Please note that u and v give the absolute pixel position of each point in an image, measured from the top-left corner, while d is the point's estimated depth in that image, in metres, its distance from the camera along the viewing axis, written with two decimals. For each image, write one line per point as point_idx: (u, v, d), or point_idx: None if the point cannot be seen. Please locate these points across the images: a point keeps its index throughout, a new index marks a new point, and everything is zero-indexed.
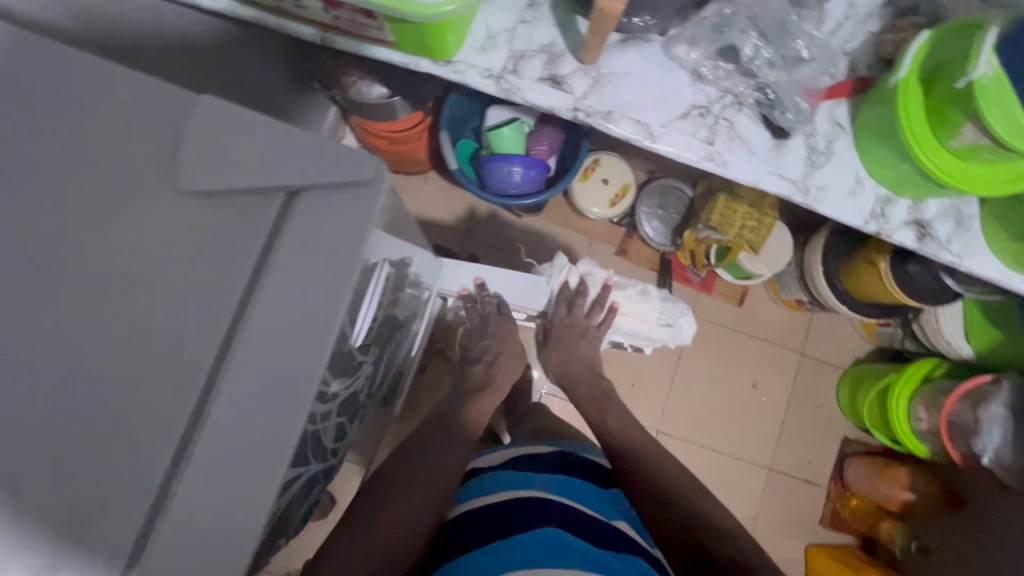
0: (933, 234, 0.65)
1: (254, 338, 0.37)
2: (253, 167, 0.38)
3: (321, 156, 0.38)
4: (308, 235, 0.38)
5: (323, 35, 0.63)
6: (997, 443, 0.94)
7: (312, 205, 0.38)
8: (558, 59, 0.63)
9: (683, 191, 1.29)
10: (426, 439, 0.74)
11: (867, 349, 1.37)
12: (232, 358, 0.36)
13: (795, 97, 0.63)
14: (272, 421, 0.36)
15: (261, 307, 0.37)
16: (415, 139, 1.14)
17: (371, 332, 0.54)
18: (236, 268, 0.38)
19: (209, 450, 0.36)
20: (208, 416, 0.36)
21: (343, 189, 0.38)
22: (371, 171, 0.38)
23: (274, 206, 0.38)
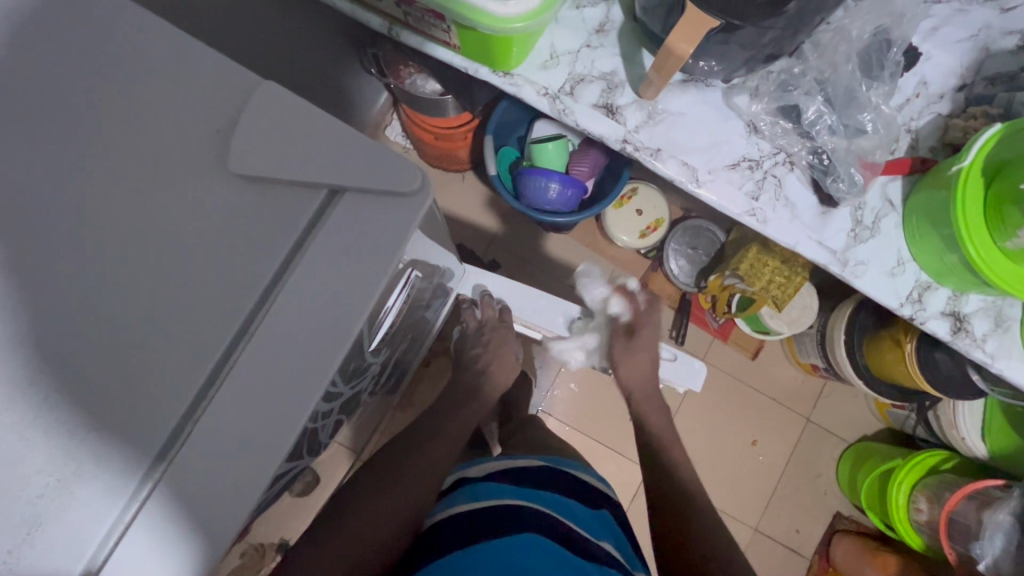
0: (969, 329, 0.63)
1: (281, 317, 0.37)
2: (305, 159, 0.39)
3: (379, 161, 0.40)
4: (352, 233, 0.39)
5: (390, 28, 0.64)
6: (997, 551, 0.90)
7: (353, 208, 0.40)
8: (616, 89, 0.63)
9: (715, 234, 1.28)
10: (419, 439, 0.74)
11: (876, 428, 1.33)
12: (253, 334, 0.37)
13: (850, 168, 0.61)
14: (281, 401, 0.37)
15: (290, 291, 0.38)
16: (459, 139, 1.14)
17: (387, 334, 0.53)
18: (271, 245, 0.38)
19: (214, 420, 0.36)
20: (217, 389, 0.36)
21: (391, 198, 0.40)
22: (417, 183, 0.40)
23: (315, 202, 0.39)
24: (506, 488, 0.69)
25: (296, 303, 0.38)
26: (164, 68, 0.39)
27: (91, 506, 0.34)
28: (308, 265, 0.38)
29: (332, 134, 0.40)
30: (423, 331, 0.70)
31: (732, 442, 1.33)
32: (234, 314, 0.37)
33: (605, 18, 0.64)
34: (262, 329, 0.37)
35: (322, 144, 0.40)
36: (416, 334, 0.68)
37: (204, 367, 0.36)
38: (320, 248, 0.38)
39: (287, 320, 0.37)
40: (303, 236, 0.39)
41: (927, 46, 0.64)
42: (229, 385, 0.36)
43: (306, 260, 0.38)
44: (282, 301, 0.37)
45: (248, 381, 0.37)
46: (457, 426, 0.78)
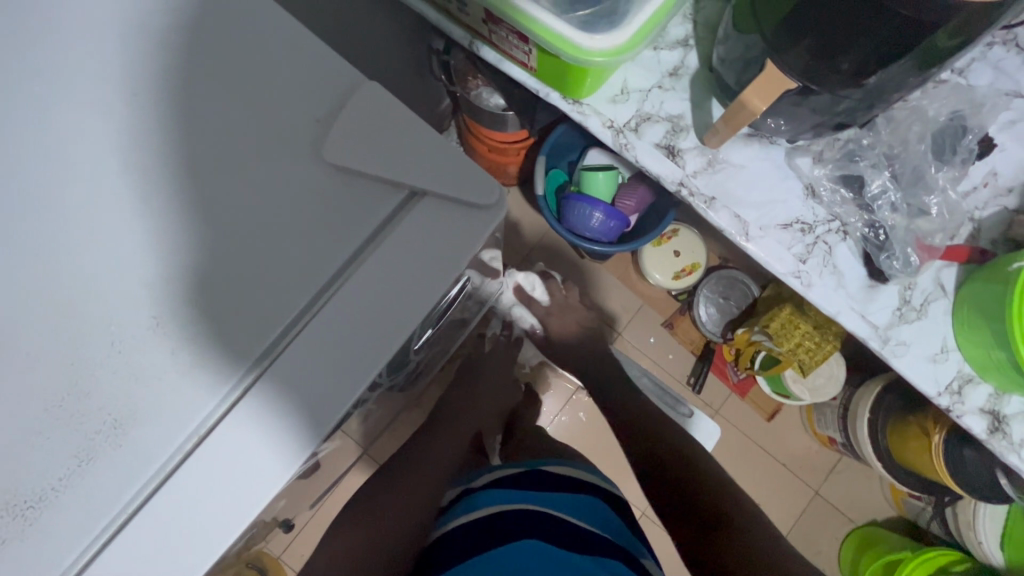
0: (1007, 432, 0.61)
1: (345, 301, 0.42)
2: (394, 157, 0.44)
3: (454, 174, 0.44)
4: (411, 234, 0.43)
5: (471, 42, 0.66)
6: None
7: (428, 210, 0.44)
8: (679, 132, 0.64)
9: (749, 288, 1.26)
10: (423, 452, 0.79)
11: (888, 515, 1.28)
12: (319, 311, 0.42)
13: (905, 247, 0.60)
14: (329, 379, 0.42)
15: (359, 276, 0.42)
16: (512, 154, 1.16)
17: (425, 341, 0.55)
18: (343, 236, 0.43)
19: (270, 381, 0.41)
20: (282, 347, 0.42)
21: (460, 206, 0.44)
22: (495, 197, 0.44)
23: (394, 199, 0.44)
24: (511, 491, 0.70)
25: (360, 286, 0.42)
26: (282, 65, 0.45)
27: (176, 409, 0.40)
28: (372, 261, 0.43)
29: (417, 138, 0.45)
30: (453, 339, 0.71)
31: None
32: (305, 286, 0.42)
33: (680, 62, 0.65)
34: (327, 303, 0.42)
35: (412, 144, 0.44)
36: (452, 336, 0.69)
37: (275, 326, 0.42)
38: (391, 240, 0.43)
39: (355, 304, 0.42)
40: (382, 223, 0.44)
41: (1003, 137, 0.63)
42: (293, 343, 0.42)
43: (380, 250, 0.43)
44: (349, 283, 0.42)
45: (311, 341, 0.42)
46: (455, 437, 0.83)
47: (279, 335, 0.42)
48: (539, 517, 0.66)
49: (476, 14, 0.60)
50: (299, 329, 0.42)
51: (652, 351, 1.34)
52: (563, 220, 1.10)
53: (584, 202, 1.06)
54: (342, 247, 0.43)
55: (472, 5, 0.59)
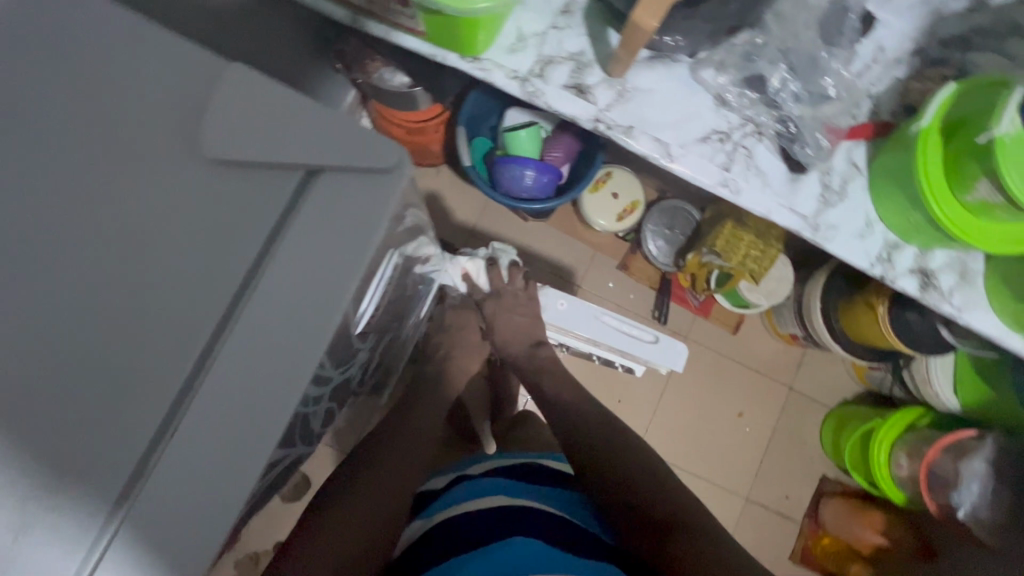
0: (937, 285, 0.65)
1: (255, 320, 0.36)
2: (282, 137, 0.38)
3: (350, 141, 0.38)
4: (321, 218, 0.37)
5: (354, 19, 0.62)
6: (974, 498, 0.97)
7: (333, 186, 0.38)
8: (584, 69, 0.63)
9: (691, 213, 1.30)
10: (396, 429, 0.75)
11: (855, 391, 1.39)
12: (226, 343, 0.35)
13: (815, 134, 0.63)
14: (263, 406, 0.36)
15: (266, 288, 0.36)
16: (431, 131, 1.14)
17: (371, 343, 0.52)
18: (233, 246, 0.36)
19: (187, 436, 0.34)
20: (186, 411, 0.34)
21: (365, 175, 0.38)
22: (393, 159, 0.38)
23: (292, 182, 0.38)
24: (503, 485, 0.70)
25: (271, 295, 0.36)
26: (112, 56, 0.37)
27: (37, 566, 0.31)
28: (281, 266, 0.36)
29: None
30: (404, 323, 0.67)
31: (721, 418, 1.38)
32: (211, 311, 0.35)
33: None
34: (242, 325, 0.35)
35: (294, 118, 0.38)
36: (403, 325, 0.67)
37: (182, 373, 0.34)
38: (299, 232, 0.37)
39: (281, 314, 0.36)
40: (286, 213, 0.37)
41: (882, 13, 0.66)
42: (212, 384, 0.35)
43: (289, 247, 0.37)
44: (265, 291, 0.36)
45: (239, 371, 0.35)
46: (429, 410, 0.80)
47: (188, 384, 0.34)
48: (531, 510, 0.64)
49: None
50: (211, 367, 0.35)
51: (613, 295, 1.38)
52: (496, 185, 1.10)
53: (514, 163, 1.06)
54: (247, 254, 0.36)
55: None
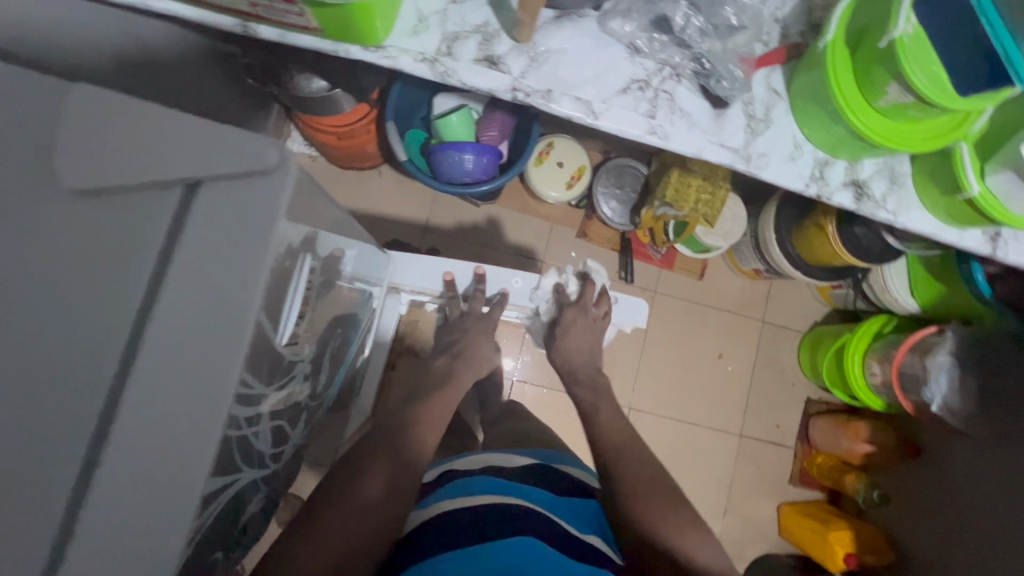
0: (870, 194, 0.67)
1: (154, 366, 0.31)
2: (147, 152, 0.32)
3: (221, 142, 0.33)
4: (207, 233, 0.32)
5: (244, 25, 0.59)
6: (944, 390, 0.99)
7: (214, 200, 0.33)
8: (492, 39, 0.62)
9: (638, 169, 1.30)
10: (406, 418, 0.69)
11: (823, 312, 1.44)
12: (124, 399, 0.30)
13: (729, 65, 0.63)
14: (177, 453, 0.31)
15: (156, 327, 0.31)
16: (363, 132, 1.13)
17: (313, 351, 0.50)
18: (124, 285, 0.32)
19: (100, 508, 0.29)
20: (91, 487, 0.30)
21: (246, 178, 0.33)
22: (274, 158, 0.33)
23: (170, 201, 0.33)
24: (501, 482, 0.66)
25: (166, 334, 0.31)
26: None
27: None
28: (172, 296, 0.32)
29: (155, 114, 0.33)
30: (352, 328, 0.65)
31: (703, 362, 1.41)
32: (106, 364, 0.31)
33: None
34: (138, 376, 0.31)
35: (156, 131, 0.32)
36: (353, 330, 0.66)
37: (83, 438, 0.30)
38: (183, 261, 0.32)
39: (175, 360, 0.31)
40: (170, 238, 0.32)
41: None
42: (115, 450, 0.30)
43: (176, 279, 0.32)
44: (152, 334, 0.31)
45: (145, 428, 0.30)
46: (435, 407, 0.73)
47: (91, 451, 0.30)
48: (535, 514, 0.61)
49: None
50: (112, 432, 0.30)
51: (578, 265, 1.38)
52: (438, 175, 1.08)
53: (450, 149, 1.04)
54: (134, 293, 0.32)
55: None
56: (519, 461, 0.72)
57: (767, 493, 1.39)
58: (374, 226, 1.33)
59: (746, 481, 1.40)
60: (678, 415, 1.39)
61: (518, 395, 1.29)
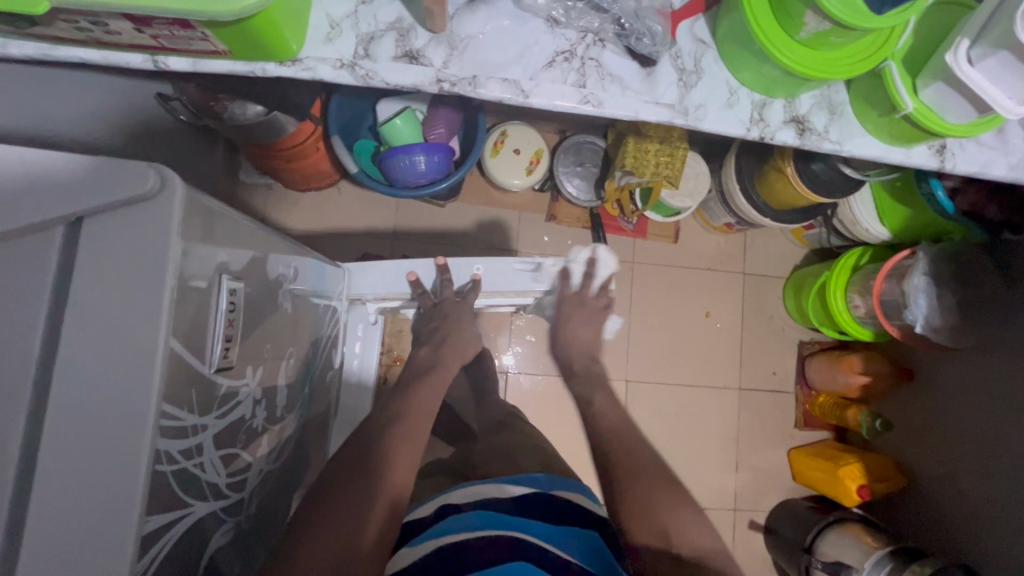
0: (812, 127, 0.66)
1: (72, 417, 0.30)
2: (13, 195, 0.31)
3: (92, 173, 0.31)
4: (102, 267, 0.31)
5: (154, 60, 0.58)
6: (925, 311, 1.00)
7: (97, 236, 0.31)
8: (408, 34, 0.61)
9: (595, 143, 1.29)
10: (397, 421, 0.68)
11: (802, 255, 1.44)
12: (43, 453, 0.30)
13: (647, 21, 0.62)
14: (114, 495, 0.30)
15: (64, 381, 0.30)
16: (313, 151, 1.12)
17: (260, 376, 0.48)
18: (26, 339, 0.31)
19: (39, 566, 0.29)
20: (24, 545, 0.29)
21: (125, 209, 0.32)
22: (152, 180, 0.32)
23: (55, 244, 0.32)
24: (492, 515, 0.64)
25: (76, 382, 0.31)
26: None
27: None
28: (73, 345, 0.31)
29: (22, 164, 0.31)
30: (313, 344, 0.64)
31: (692, 323, 1.42)
32: (15, 422, 0.30)
33: None
34: (54, 422, 0.30)
35: (22, 180, 0.31)
36: (313, 347, 0.65)
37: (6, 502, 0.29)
38: (82, 300, 0.31)
39: (89, 402, 0.31)
40: (61, 278, 0.31)
41: None
42: (39, 501, 0.29)
43: (75, 319, 0.31)
44: (63, 387, 0.30)
45: (74, 474, 0.30)
46: (422, 406, 0.72)
47: (17, 506, 0.29)
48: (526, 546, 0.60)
49: (125, 27, 0.52)
50: (35, 481, 0.29)
51: (552, 247, 1.38)
52: (394, 181, 1.07)
53: (400, 153, 1.02)
54: (32, 341, 0.31)
55: (111, 22, 0.51)
56: (514, 484, 0.70)
57: (774, 441, 1.40)
58: (343, 243, 1.32)
59: (752, 432, 1.41)
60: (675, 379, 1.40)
61: (514, 388, 1.29)
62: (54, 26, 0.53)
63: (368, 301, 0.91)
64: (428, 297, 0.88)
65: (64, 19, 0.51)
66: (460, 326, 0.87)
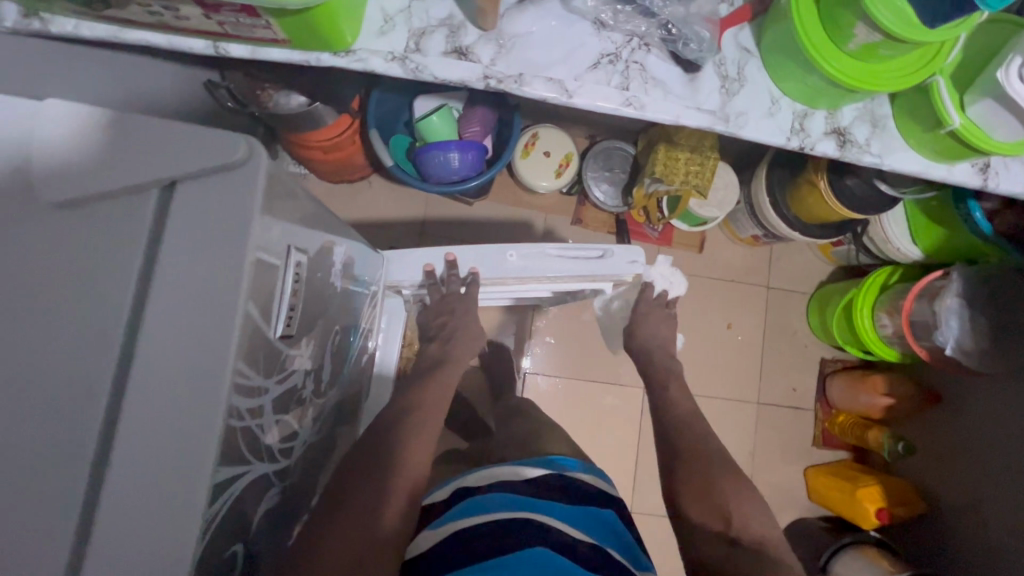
0: (853, 139, 0.66)
1: (151, 373, 0.32)
2: (117, 160, 0.34)
3: (187, 143, 0.34)
4: (189, 232, 0.33)
5: (216, 46, 0.60)
6: (956, 333, 0.98)
7: (189, 201, 0.34)
8: (459, 31, 0.63)
9: (625, 149, 1.30)
10: (425, 410, 0.70)
11: (828, 272, 1.43)
12: (125, 405, 0.32)
13: (694, 28, 0.63)
14: (182, 450, 0.32)
15: (148, 338, 0.32)
16: (347, 144, 1.14)
17: (311, 348, 0.50)
18: (116, 295, 0.33)
19: (112, 511, 0.31)
20: (103, 488, 0.31)
21: (213, 176, 0.34)
22: (241, 152, 0.34)
23: (150, 205, 0.34)
24: (517, 499, 0.64)
25: (158, 339, 0.32)
26: None
27: None
28: (158, 305, 0.33)
29: (123, 133, 0.34)
30: (352, 329, 0.66)
31: (713, 334, 1.41)
32: (103, 373, 0.32)
33: None
34: (137, 377, 0.32)
35: (124, 148, 0.34)
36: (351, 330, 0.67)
37: (90, 446, 0.31)
38: (169, 262, 0.33)
39: (170, 359, 0.32)
40: (152, 240, 0.34)
41: None
42: (120, 448, 0.31)
43: (164, 280, 0.33)
44: (146, 344, 0.32)
45: (147, 429, 0.32)
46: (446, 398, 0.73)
47: (100, 451, 0.32)
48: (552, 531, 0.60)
49: (194, 13, 0.54)
50: (117, 427, 0.31)
51: None
52: (426, 176, 1.09)
53: (434, 149, 1.04)
54: (122, 297, 0.33)
55: (182, 8, 0.53)
56: (539, 468, 0.70)
57: (792, 457, 1.39)
58: (370, 236, 1.34)
59: (769, 447, 1.39)
60: (693, 389, 1.39)
61: (532, 388, 1.30)
62: (128, 9, 0.56)
63: (404, 288, 0.92)
64: (437, 288, 0.89)
65: (138, 2, 0.54)
66: (474, 318, 0.89)
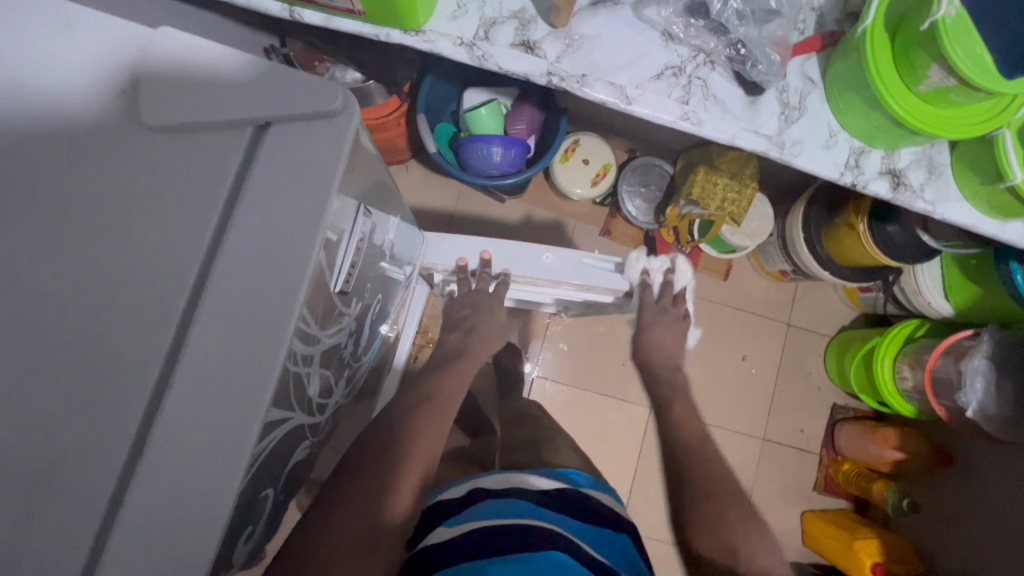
0: (908, 183, 0.66)
1: (221, 304, 0.35)
2: (223, 95, 0.38)
3: (287, 88, 0.38)
4: (276, 171, 0.37)
5: (291, 10, 0.62)
6: (980, 395, 0.96)
7: (282, 140, 0.38)
8: (529, 25, 0.63)
9: (664, 168, 1.29)
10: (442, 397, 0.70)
11: (851, 317, 1.41)
12: (194, 328, 0.34)
13: (766, 50, 0.63)
14: (247, 375, 0.35)
15: (222, 274, 0.35)
16: (391, 126, 1.12)
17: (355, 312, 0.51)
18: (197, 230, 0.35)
19: (168, 429, 0.33)
20: (163, 408, 0.33)
21: (308, 121, 0.38)
22: (339, 103, 0.39)
23: (241, 141, 0.38)
24: (523, 505, 0.64)
25: (230, 272, 0.35)
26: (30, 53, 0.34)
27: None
28: (236, 244, 0.36)
29: (233, 72, 0.38)
30: (385, 303, 0.66)
31: (727, 363, 1.40)
32: (174, 301, 0.34)
33: None
34: (206, 308, 0.34)
35: (233, 85, 0.38)
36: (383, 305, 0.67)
37: (154, 367, 0.33)
38: (253, 203, 0.36)
39: (242, 292, 0.35)
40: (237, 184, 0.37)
41: None
42: (183, 370, 0.33)
43: (247, 218, 0.36)
44: (220, 279, 0.35)
45: (212, 356, 0.34)
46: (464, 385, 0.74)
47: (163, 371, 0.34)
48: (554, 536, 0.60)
49: None
50: (184, 351, 0.34)
51: None
52: (466, 167, 1.09)
53: (479, 142, 1.04)
54: (202, 233, 0.36)
55: None
56: (546, 478, 0.70)
57: (791, 499, 1.37)
58: None
59: (768, 485, 1.37)
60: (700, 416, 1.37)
61: (538, 392, 1.30)
62: None
63: (437, 272, 0.92)
64: (468, 281, 0.89)
65: None
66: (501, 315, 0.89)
